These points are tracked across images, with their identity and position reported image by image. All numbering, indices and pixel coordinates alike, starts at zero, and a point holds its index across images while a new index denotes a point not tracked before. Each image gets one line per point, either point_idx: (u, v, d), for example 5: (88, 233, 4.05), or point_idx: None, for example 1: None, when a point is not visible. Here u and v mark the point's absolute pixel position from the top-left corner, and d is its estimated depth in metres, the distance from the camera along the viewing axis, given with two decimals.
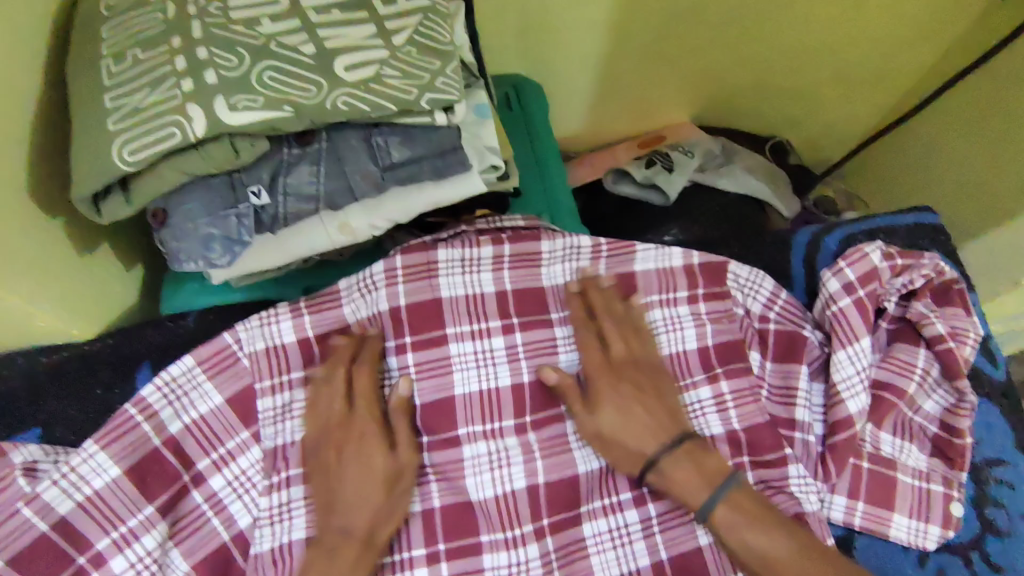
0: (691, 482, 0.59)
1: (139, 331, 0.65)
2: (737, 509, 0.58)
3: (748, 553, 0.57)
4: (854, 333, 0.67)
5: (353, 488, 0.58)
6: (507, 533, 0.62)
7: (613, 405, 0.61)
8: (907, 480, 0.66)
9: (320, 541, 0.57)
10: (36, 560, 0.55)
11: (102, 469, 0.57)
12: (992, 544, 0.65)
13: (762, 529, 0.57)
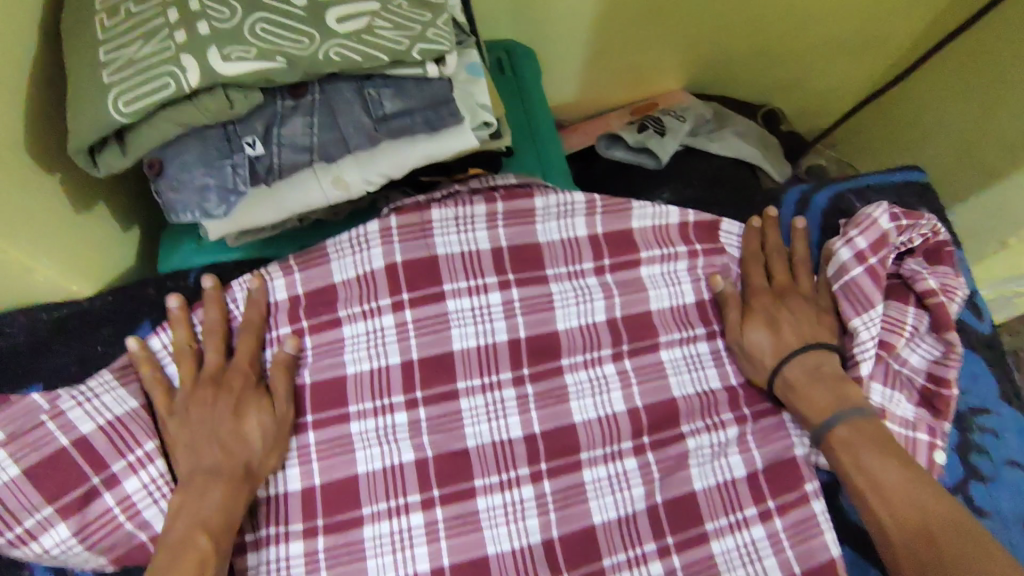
0: (822, 398, 0.63)
1: (140, 290, 0.66)
2: (859, 431, 0.60)
3: (857, 469, 0.59)
4: (868, 300, 0.66)
5: (229, 433, 0.58)
6: (503, 477, 0.63)
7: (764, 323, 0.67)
8: (895, 429, 0.66)
9: (188, 485, 0.57)
10: (49, 476, 0.57)
11: (123, 399, 0.61)
12: (976, 490, 0.67)
13: (879, 452, 0.59)
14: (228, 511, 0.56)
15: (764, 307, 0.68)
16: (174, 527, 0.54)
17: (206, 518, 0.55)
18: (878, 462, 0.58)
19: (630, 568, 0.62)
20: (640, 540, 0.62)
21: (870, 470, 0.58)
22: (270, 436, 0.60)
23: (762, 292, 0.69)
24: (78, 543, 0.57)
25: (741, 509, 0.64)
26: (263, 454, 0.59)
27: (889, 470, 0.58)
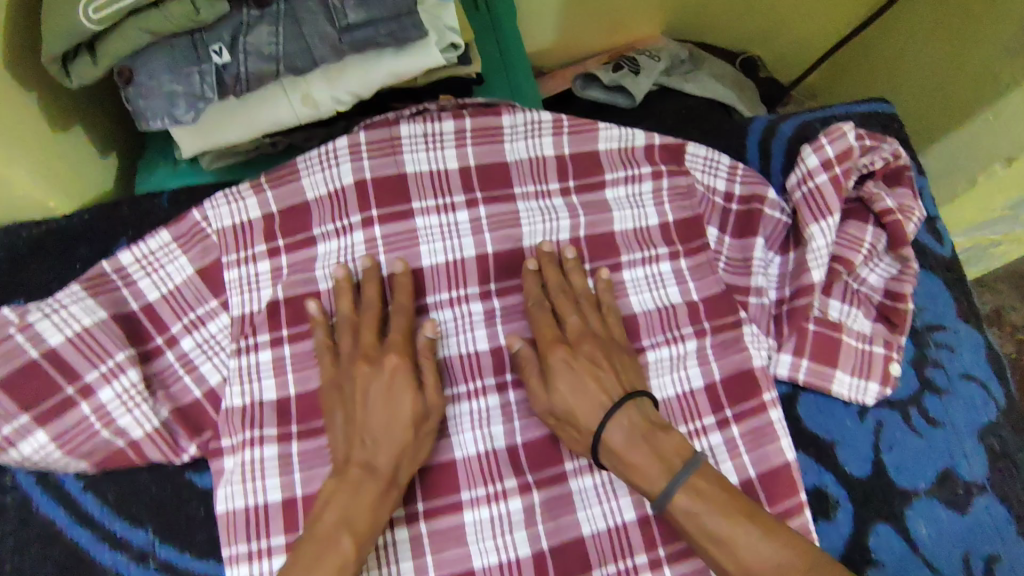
0: (647, 463, 0.56)
1: (114, 209, 0.67)
2: (700, 496, 0.55)
3: (711, 543, 0.54)
4: (827, 207, 0.69)
5: (381, 421, 0.57)
6: (470, 386, 0.65)
7: (568, 381, 0.59)
8: (852, 342, 0.69)
9: (346, 474, 0.56)
10: (24, 386, 0.58)
11: (92, 311, 0.61)
12: (931, 402, 0.69)
13: (727, 515, 0.54)
14: (376, 507, 0.55)
15: (563, 365, 0.60)
16: (321, 521, 0.54)
17: (354, 513, 0.54)
18: (731, 535, 0.53)
19: (593, 471, 0.63)
20: None
21: (727, 547, 0.54)
22: (417, 423, 0.58)
23: (554, 344, 0.61)
24: (56, 448, 0.58)
25: (700, 418, 0.67)
26: (409, 446, 0.58)
27: (745, 533, 0.53)
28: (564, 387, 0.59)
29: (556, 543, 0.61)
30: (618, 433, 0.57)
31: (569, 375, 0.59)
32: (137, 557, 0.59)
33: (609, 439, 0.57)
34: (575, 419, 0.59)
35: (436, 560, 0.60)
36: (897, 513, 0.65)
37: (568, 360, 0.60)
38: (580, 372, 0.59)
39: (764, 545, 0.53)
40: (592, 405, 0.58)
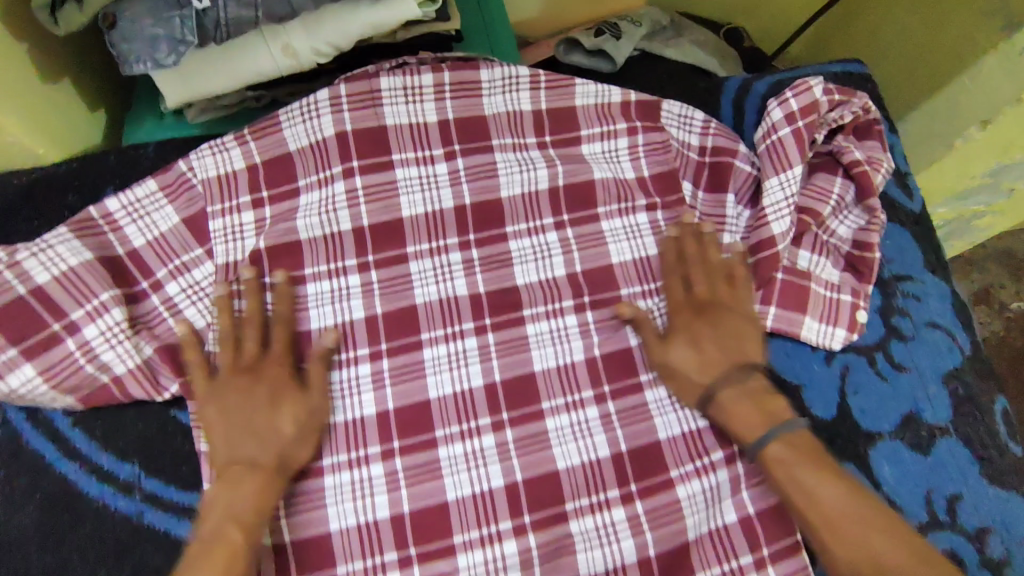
0: (751, 417, 0.62)
1: (102, 159, 0.69)
2: (791, 446, 0.60)
3: (794, 490, 0.59)
4: (787, 160, 0.70)
5: (263, 426, 0.60)
6: (447, 331, 0.67)
7: (682, 345, 0.65)
8: (820, 290, 0.71)
9: (229, 473, 0.58)
10: (13, 321, 0.61)
11: (78, 253, 0.64)
12: (896, 347, 0.71)
13: (814, 469, 0.59)
14: (262, 500, 0.57)
15: (685, 330, 0.65)
16: (208, 519, 0.56)
17: (238, 509, 0.56)
18: (813, 485, 0.58)
19: (569, 411, 0.66)
20: (578, 386, 0.66)
21: (805, 496, 0.58)
22: (304, 424, 0.61)
23: (683, 310, 0.66)
24: (44, 382, 0.61)
25: None
26: (290, 445, 0.60)
27: (828, 487, 0.58)
28: (677, 349, 0.65)
29: (529, 477, 0.63)
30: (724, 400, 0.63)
31: (683, 342, 0.65)
32: (123, 489, 0.61)
33: (717, 400, 0.63)
34: (678, 381, 0.65)
35: (412, 494, 0.62)
36: (863, 454, 0.67)
37: (687, 326, 0.66)
38: (697, 337, 0.65)
39: (843, 498, 0.57)
40: (695, 366, 0.64)
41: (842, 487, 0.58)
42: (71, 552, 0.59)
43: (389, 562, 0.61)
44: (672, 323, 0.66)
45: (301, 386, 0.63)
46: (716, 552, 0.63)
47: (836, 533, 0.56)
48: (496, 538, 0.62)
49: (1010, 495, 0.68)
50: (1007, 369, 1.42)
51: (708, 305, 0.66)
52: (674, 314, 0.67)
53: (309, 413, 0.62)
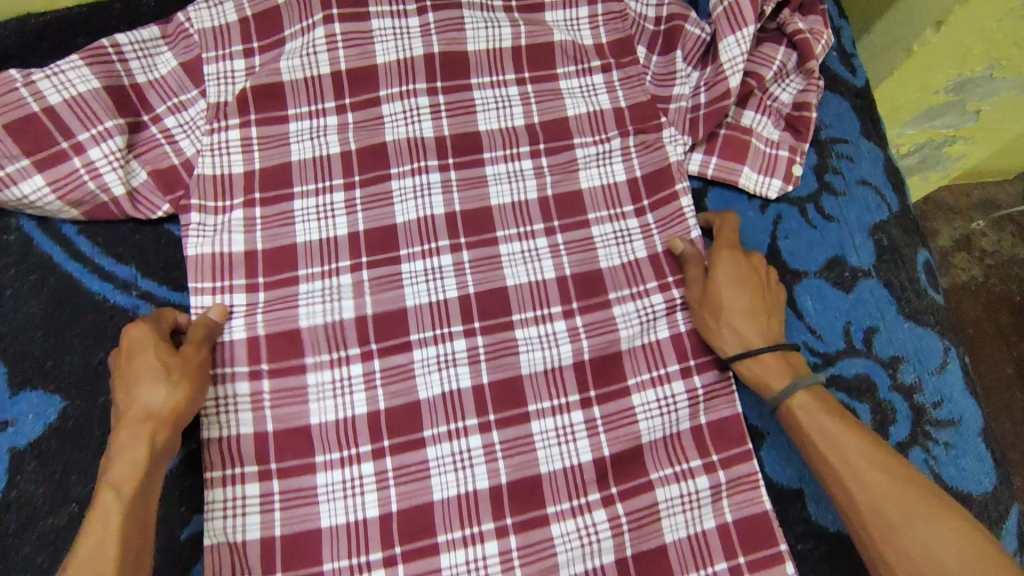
0: (774, 368, 0.65)
1: (108, 6, 0.77)
2: (815, 397, 0.63)
3: (817, 436, 0.61)
4: (743, 21, 0.76)
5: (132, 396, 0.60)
6: (413, 165, 0.74)
7: (731, 280, 0.67)
8: (760, 145, 0.77)
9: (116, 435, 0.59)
10: (28, 132, 0.67)
11: (87, 79, 0.70)
12: (827, 200, 0.77)
13: (837, 419, 0.61)
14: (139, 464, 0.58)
15: (731, 269, 0.68)
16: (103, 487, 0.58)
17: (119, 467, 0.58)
18: (842, 441, 0.60)
19: (521, 240, 0.73)
20: (531, 220, 0.74)
21: (827, 445, 0.60)
22: (159, 370, 0.60)
23: (730, 250, 0.69)
24: (51, 193, 0.68)
25: (620, 206, 0.75)
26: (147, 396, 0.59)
27: (851, 437, 0.60)
28: (726, 281, 0.67)
29: (481, 290, 0.71)
30: (760, 342, 0.65)
31: (732, 279, 0.67)
32: (120, 287, 0.69)
33: (744, 333, 0.66)
34: (724, 307, 0.66)
35: (376, 300, 0.70)
36: (788, 289, 0.74)
37: (736, 261, 0.68)
38: (743, 278, 0.67)
39: (862, 447, 0.59)
40: (743, 306, 0.66)
41: (861, 439, 0.60)
42: (72, 334, 0.67)
43: (352, 355, 0.68)
44: (717, 259, 0.68)
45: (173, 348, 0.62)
46: (647, 362, 0.70)
47: (857, 480, 0.58)
48: (448, 338, 0.69)
49: (924, 331, 0.73)
50: (982, 309, 1.44)
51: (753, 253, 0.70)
52: (719, 253, 0.69)
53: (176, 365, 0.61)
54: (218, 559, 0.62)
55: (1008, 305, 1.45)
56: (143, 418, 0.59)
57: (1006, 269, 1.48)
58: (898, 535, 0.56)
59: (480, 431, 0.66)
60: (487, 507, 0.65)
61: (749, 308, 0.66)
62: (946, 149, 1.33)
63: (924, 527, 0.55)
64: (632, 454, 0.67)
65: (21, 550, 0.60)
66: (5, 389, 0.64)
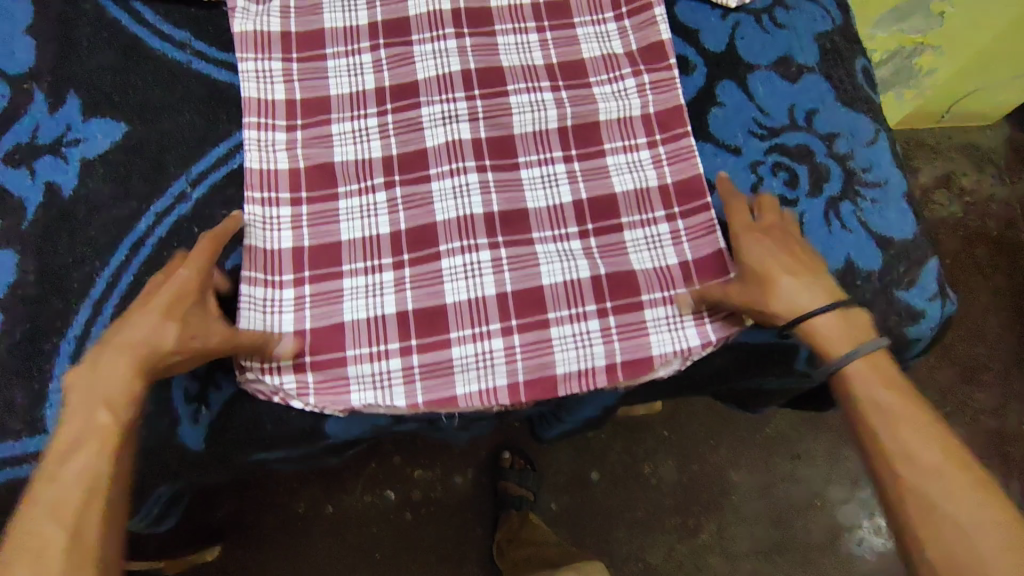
0: (838, 338, 0.68)
1: None
2: (869, 363, 0.66)
3: (869, 399, 0.65)
4: None
5: (138, 329, 0.64)
6: None
7: (759, 251, 0.72)
8: None
9: (94, 360, 0.63)
10: None
11: None
12: (780, 12, 0.90)
13: (884, 381, 0.65)
14: (128, 398, 0.62)
15: (761, 244, 0.72)
16: (95, 420, 0.61)
17: (108, 394, 0.62)
18: (886, 397, 0.64)
19: (515, 34, 0.86)
20: (524, 19, 0.86)
21: (880, 417, 0.63)
22: (168, 317, 0.65)
23: (747, 227, 0.74)
24: None
25: (602, 12, 0.87)
26: (151, 335, 0.64)
27: (891, 395, 0.64)
28: (755, 251, 0.72)
29: (481, 67, 0.83)
30: (813, 304, 0.69)
31: (763, 249, 0.72)
32: (177, 46, 0.82)
33: (798, 303, 0.69)
34: (768, 280, 0.70)
35: (393, 74, 0.83)
36: (743, 77, 0.86)
37: (761, 237, 0.73)
38: (777, 246, 0.72)
39: (923, 430, 0.62)
40: (791, 275, 0.70)
41: (926, 422, 0.62)
42: (137, 78, 0.81)
43: (370, 112, 0.81)
44: (743, 240, 0.73)
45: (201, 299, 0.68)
46: (620, 132, 0.82)
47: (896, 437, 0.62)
48: (451, 101, 0.81)
49: (858, 115, 0.85)
50: (957, 241, 1.67)
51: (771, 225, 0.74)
52: (743, 233, 0.73)
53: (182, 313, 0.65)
54: (255, 257, 0.74)
55: (981, 238, 1.68)
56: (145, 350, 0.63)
57: (982, 206, 1.71)
58: (939, 509, 0.58)
59: (477, 171, 0.79)
60: (481, 227, 0.76)
61: (797, 274, 0.70)
62: (916, 61, 1.45)
63: (977, 523, 0.56)
64: (607, 200, 0.79)
65: (90, 232, 0.74)
66: (81, 114, 0.79)
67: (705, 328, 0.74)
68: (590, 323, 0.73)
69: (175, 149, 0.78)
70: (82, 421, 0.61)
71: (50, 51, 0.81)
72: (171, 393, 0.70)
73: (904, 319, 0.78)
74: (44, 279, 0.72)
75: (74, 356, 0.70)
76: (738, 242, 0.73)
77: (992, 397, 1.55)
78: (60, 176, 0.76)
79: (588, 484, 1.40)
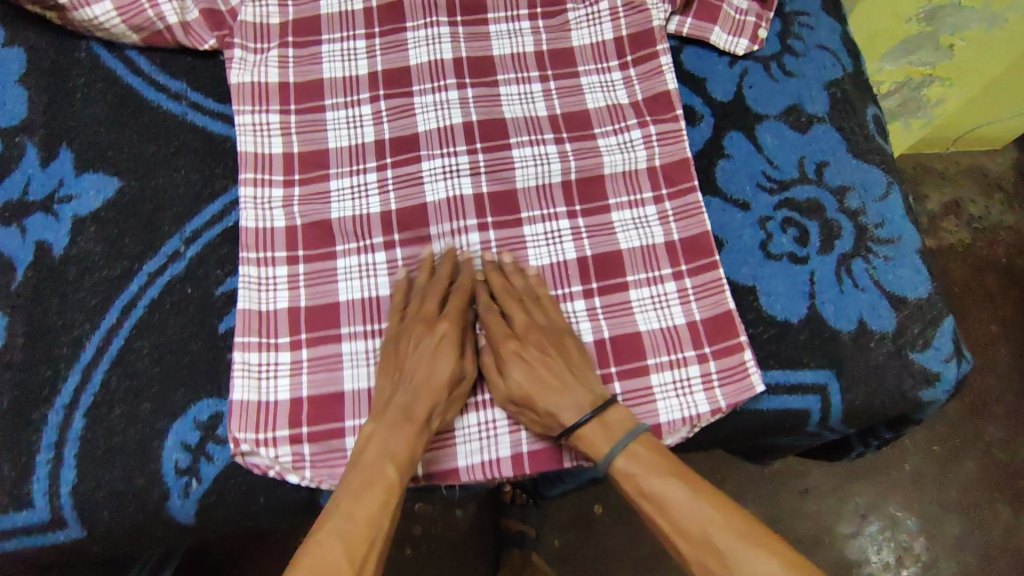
0: (598, 442, 0.66)
1: None
2: (633, 459, 0.65)
3: (641, 491, 0.64)
4: None
5: (434, 376, 0.68)
6: (427, 19, 0.85)
7: (520, 373, 0.69)
8: (732, 11, 0.87)
9: (383, 417, 0.66)
10: None
11: None
12: (789, 60, 0.88)
13: (656, 472, 0.64)
14: (414, 443, 0.65)
15: (517, 364, 0.69)
16: (377, 463, 0.63)
17: (393, 450, 0.64)
18: (652, 482, 0.64)
19: (518, 84, 0.84)
20: (527, 68, 0.84)
21: (655, 501, 0.63)
22: (449, 386, 0.68)
23: (505, 337, 0.71)
24: (117, 16, 0.79)
25: (607, 60, 0.85)
26: (443, 402, 0.68)
27: (663, 482, 0.63)
28: (516, 371, 0.69)
29: (482, 119, 0.81)
30: (576, 414, 0.67)
31: (521, 371, 0.69)
32: (172, 97, 0.81)
33: (559, 415, 0.67)
34: (533, 401, 0.68)
35: (393, 127, 0.81)
36: (751, 128, 0.84)
37: (518, 355, 0.70)
38: (535, 362, 0.69)
39: (692, 500, 0.62)
40: (552, 395, 0.68)
41: (694, 485, 0.63)
42: (132, 132, 0.79)
43: (370, 166, 0.79)
44: (505, 361, 0.70)
45: (461, 350, 0.71)
46: (626, 186, 0.80)
47: (679, 521, 0.62)
48: (453, 154, 0.79)
49: (870, 167, 0.83)
50: (967, 268, 1.63)
51: (528, 330, 0.71)
52: (500, 351, 0.70)
53: (445, 355, 0.69)
54: (250, 320, 0.72)
55: (992, 267, 1.65)
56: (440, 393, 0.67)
57: (991, 234, 1.68)
58: None
59: (478, 230, 0.77)
60: (483, 289, 0.74)
61: (553, 387, 0.68)
62: (925, 94, 1.43)
63: None
64: (610, 256, 0.77)
65: (80, 293, 0.72)
66: (74, 169, 0.77)
67: (714, 393, 0.72)
68: None
69: (169, 206, 0.76)
70: (367, 474, 0.63)
71: (43, 103, 0.79)
72: (160, 466, 0.67)
73: (919, 382, 0.75)
74: (33, 343, 0.71)
75: (62, 426, 0.68)
76: (500, 370, 0.70)
77: (1004, 429, 1.49)
78: (50, 235, 0.74)
79: (592, 519, 1.37)
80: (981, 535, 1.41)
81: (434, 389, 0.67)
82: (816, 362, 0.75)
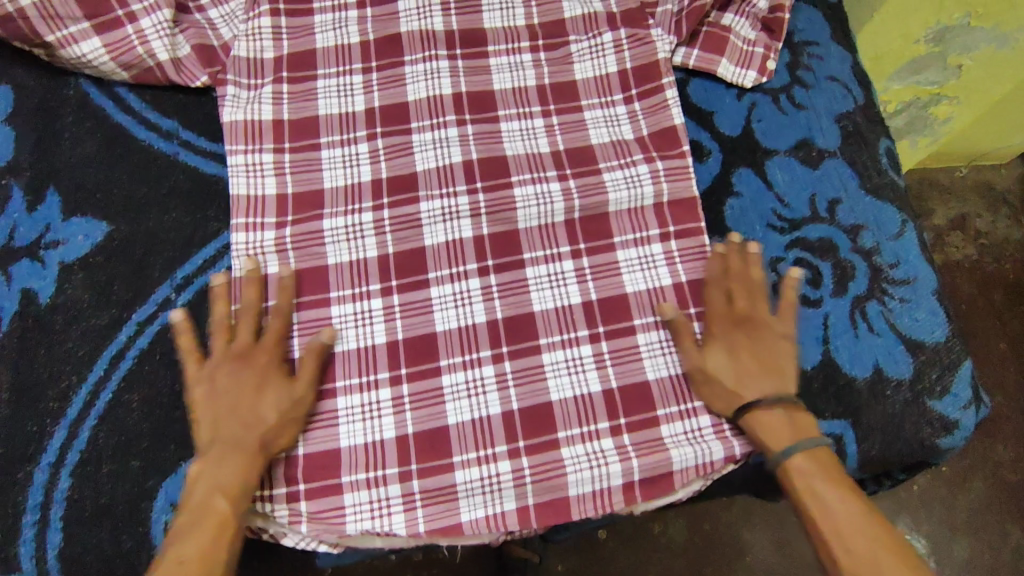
0: (782, 434, 0.65)
1: None
2: (810, 457, 0.64)
3: (808, 493, 0.63)
4: None
5: (249, 408, 0.64)
6: (424, 53, 0.82)
7: (722, 356, 0.68)
8: (739, 43, 0.85)
9: (209, 452, 0.63)
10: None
11: None
12: (799, 91, 0.85)
13: (828, 479, 0.63)
14: (244, 474, 0.62)
15: (722, 342, 0.69)
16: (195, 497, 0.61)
17: (223, 483, 0.62)
18: (825, 488, 0.62)
19: (520, 119, 0.81)
20: (529, 103, 0.82)
21: (817, 506, 0.62)
22: (279, 416, 0.65)
23: (720, 319, 0.70)
24: (106, 54, 0.77)
25: (610, 94, 0.82)
26: (271, 431, 0.65)
27: (836, 496, 0.62)
28: (716, 357, 0.69)
29: (483, 157, 0.78)
30: (769, 399, 0.66)
31: (724, 356, 0.68)
32: (164, 136, 0.78)
33: (749, 400, 0.67)
34: (730, 384, 0.68)
35: (389, 165, 0.78)
36: (760, 163, 0.82)
37: (731, 336, 0.69)
38: (751, 346, 0.69)
39: (859, 519, 0.61)
40: (757, 377, 0.67)
41: (866, 508, 0.61)
42: (123, 172, 0.77)
43: (365, 207, 0.76)
44: (712, 339, 0.70)
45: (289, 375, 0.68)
46: (632, 224, 0.77)
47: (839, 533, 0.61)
48: (451, 195, 0.77)
49: (883, 203, 0.80)
50: (974, 285, 1.60)
51: (743, 317, 0.70)
52: (712, 329, 0.70)
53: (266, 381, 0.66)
54: None
55: (1002, 284, 1.61)
56: (261, 428, 0.64)
57: (999, 250, 1.65)
58: None
59: (478, 274, 0.74)
60: (484, 337, 0.72)
61: (755, 373, 0.67)
62: (933, 114, 1.41)
63: None
64: (617, 299, 0.73)
65: (67, 344, 0.70)
66: (61, 212, 0.75)
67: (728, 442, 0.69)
68: (603, 442, 0.69)
69: (159, 250, 0.74)
70: (195, 510, 0.61)
71: (31, 143, 0.77)
72: (149, 528, 0.65)
73: (937, 430, 0.72)
74: (18, 396, 0.68)
75: (48, 485, 0.65)
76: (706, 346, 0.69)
77: (1014, 450, 1.45)
78: (37, 283, 0.72)
79: (596, 543, 1.34)
80: (992, 558, 1.38)
81: (259, 420, 0.64)
82: (831, 411, 0.72)
